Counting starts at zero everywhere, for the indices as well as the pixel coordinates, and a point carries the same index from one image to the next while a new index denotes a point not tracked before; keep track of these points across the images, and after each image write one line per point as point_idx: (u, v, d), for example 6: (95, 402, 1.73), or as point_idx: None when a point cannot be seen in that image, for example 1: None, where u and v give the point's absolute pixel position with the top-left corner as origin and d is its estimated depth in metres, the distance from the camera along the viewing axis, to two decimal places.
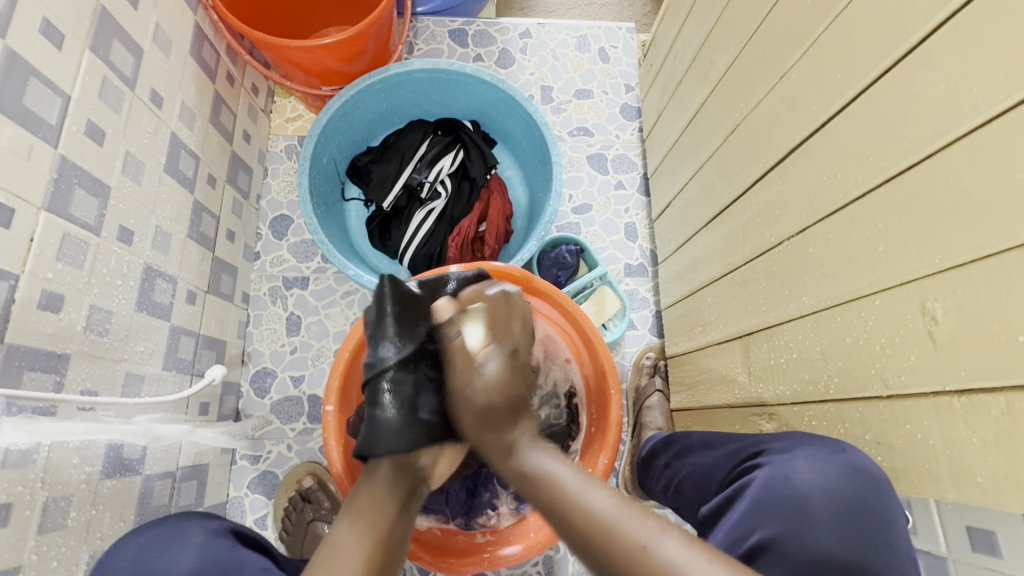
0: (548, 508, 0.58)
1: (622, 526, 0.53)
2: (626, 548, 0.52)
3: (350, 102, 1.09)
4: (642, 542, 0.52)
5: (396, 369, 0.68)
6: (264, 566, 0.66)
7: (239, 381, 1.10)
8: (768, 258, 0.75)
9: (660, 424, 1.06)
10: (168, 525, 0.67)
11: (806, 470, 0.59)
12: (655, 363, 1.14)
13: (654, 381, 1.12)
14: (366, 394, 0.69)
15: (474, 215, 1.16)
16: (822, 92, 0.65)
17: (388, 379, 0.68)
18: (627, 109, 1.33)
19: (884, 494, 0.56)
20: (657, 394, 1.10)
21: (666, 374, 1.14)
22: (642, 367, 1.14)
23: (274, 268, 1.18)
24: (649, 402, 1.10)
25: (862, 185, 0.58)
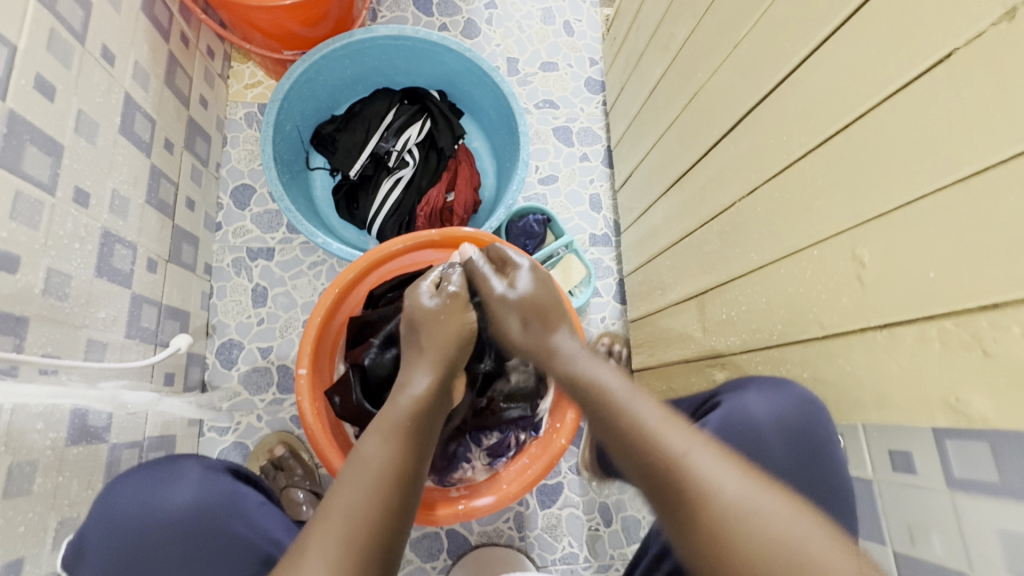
0: (600, 425, 0.61)
1: (665, 436, 0.55)
2: (662, 452, 0.54)
3: (314, 67, 1.07)
4: (683, 451, 0.53)
5: (396, 289, 0.95)
6: (262, 501, 0.68)
7: (204, 353, 1.09)
8: (722, 220, 0.80)
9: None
10: (163, 462, 0.66)
11: (758, 402, 0.67)
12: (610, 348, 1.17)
13: None
14: (382, 299, 0.94)
15: (442, 184, 1.17)
16: (770, 61, 0.69)
17: (391, 292, 0.95)
18: (592, 82, 1.35)
19: (822, 421, 0.63)
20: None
21: (622, 358, 1.16)
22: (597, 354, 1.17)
23: (236, 238, 1.16)
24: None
25: (803, 146, 0.63)
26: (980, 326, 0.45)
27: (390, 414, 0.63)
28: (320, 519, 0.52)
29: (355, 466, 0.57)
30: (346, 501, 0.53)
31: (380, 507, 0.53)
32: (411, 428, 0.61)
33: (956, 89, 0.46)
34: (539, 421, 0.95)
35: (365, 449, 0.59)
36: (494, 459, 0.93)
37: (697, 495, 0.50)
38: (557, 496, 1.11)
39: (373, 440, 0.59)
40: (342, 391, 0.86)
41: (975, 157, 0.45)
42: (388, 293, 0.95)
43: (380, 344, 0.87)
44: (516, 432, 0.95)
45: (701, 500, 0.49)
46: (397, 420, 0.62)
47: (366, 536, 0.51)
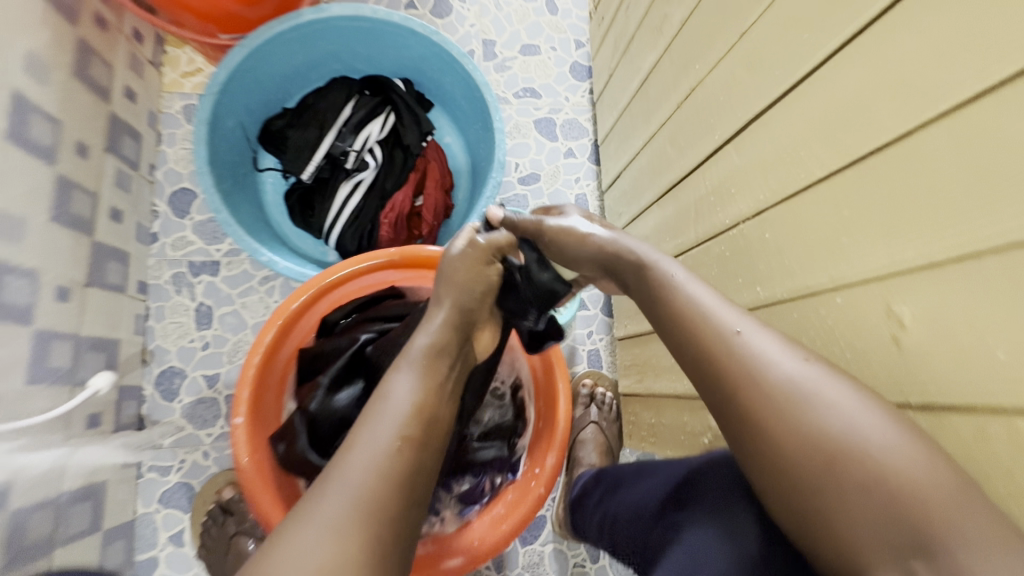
0: (655, 307, 0.56)
1: (723, 320, 0.50)
2: (721, 342, 0.49)
3: (255, 53, 0.92)
4: (735, 333, 0.49)
5: (352, 313, 0.84)
6: None
7: (140, 384, 0.97)
8: (722, 242, 0.68)
9: (593, 460, 0.95)
10: None
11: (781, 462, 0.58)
12: (592, 392, 1.06)
13: (590, 413, 1.03)
14: (335, 325, 0.83)
15: (408, 188, 1.03)
16: (786, 54, 0.56)
17: (346, 317, 0.84)
18: (578, 68, 1.21)
19: None
20: (592, 425, 1.02)
21: (604, 405, 1.04)
22: (578, 398, 1.06)
23: (176, 251, 1.02)
24: (583, 436, 1.01)
25: (826, 165, 0.51)
26: None
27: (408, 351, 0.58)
28: (342, 452, 0.49)
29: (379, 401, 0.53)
30: (368, 435, 0.49)
31: (407, 437, 0.50)
32: (435, 365, 0.57)
33: None
34: (517, 461, 0.85)
35: (390, 386, 0.54)
36: (465, 506, 0.83)
37: (751, 386, 0.46)
38: (539, 532, 1.02)
39: (399, 377, 0.55)
40: (287, 438, 0.74)
41: None
42: (344, 318, 0.83)
43: (328, 387, 0.75)
44: (492, 475, 0.85)
45: (758, 396, 0.46)
46: (418, 358, 0.56)
47: (393, 466, 0.48)
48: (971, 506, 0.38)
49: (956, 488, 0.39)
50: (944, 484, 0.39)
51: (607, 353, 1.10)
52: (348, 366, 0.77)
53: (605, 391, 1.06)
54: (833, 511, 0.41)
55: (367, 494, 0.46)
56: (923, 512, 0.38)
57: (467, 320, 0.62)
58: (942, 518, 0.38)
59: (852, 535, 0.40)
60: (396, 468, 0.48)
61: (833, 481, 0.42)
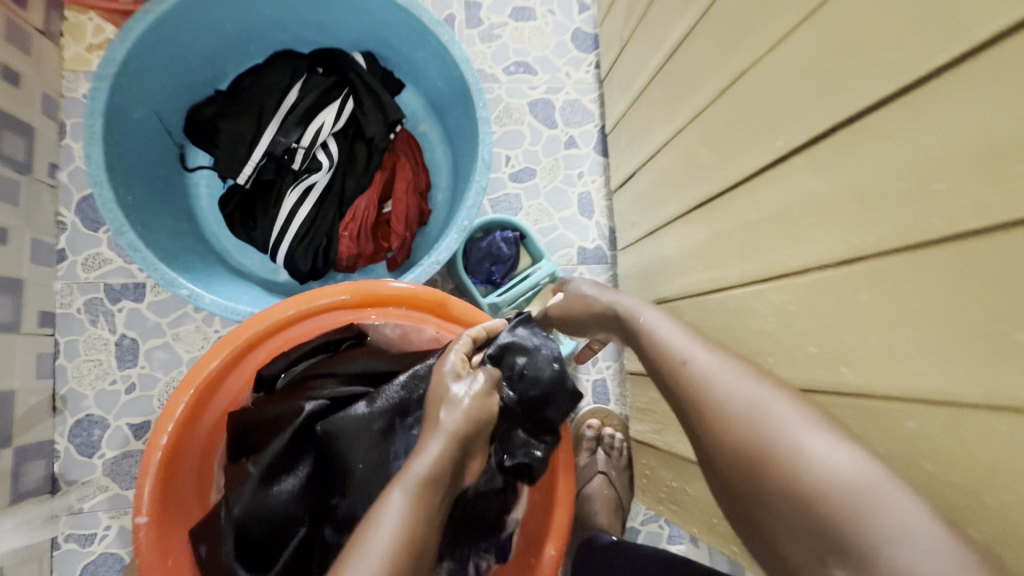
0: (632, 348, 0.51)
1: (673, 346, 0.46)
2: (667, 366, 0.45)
3: (165, 21, 0.71)
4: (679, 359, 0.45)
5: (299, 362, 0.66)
6: None
7: (50, 438, 0.80)
8: (783, 290, 0.50)
9: (602, 520, 0.80)
10: None
11: None
12: (599, 435, 0.89)
13: (596, 460, 0.87)
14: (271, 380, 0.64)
15: (373, 191, 0.84)
16: (907, 27, 0.37)
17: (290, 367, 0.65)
18: (581, 37, 1.00)
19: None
20: (599, 477, 0.86)
21: (612, 450, 0.88)
22: (581, 441, 0.90)
23: (89, 272, 0.83)
24: (588, 490, 0.85)
25: (981, 209, 0.32)
26: None
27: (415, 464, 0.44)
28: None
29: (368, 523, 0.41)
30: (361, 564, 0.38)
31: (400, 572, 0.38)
32: (434, 495, 0.43)
33: None
34: (507, 539, 0.67)
35: (382, 508, 0.41)
36: None
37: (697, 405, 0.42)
38: None
39: (395, 499, 0.42)
40: (210, 539, 0.59)
41: None
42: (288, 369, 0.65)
43: (260, 479, 0.57)
44: (475, 558, 0.67)
45: (694, 412, 0.42)
46: (418, 483, 0.43)
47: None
48: (905, 501, 0.32)
49: (888, 485, 0.33)
50: (876, 482, 0.33)
51: (615, 385, 0.93)
52: (293, 448, 0.59)
53: (614, 433, 0.90)
54: (770, 526, 0.36)
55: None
56: (847, 514, 0.33)
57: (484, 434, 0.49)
58: (867, 523, 0.32)
59: (783, 555, 0.35)
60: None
61: (758, 488, 0.37)
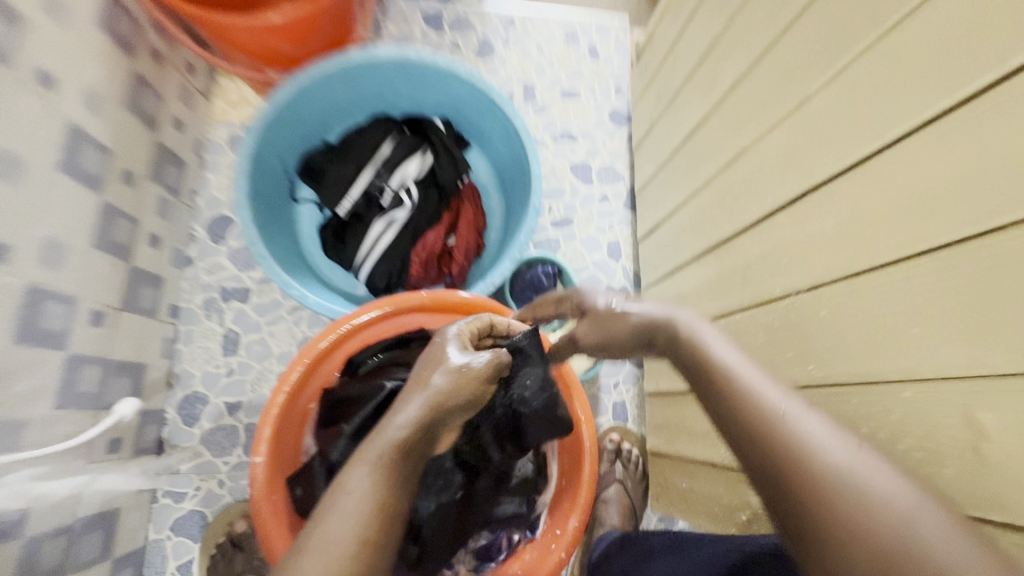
0: (694, 383, 0.51)
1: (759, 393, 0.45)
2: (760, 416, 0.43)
3: (301, 91, 0.94)
4: (781, 414, 0.43)
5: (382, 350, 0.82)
6: None
7: (163, 408, 0.96)
8: (770, 312, 0.66)
9: (616, 522, 0.93)
10: None
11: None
12: (618, 447, 1.02)
13: (615, 469, 1.00)
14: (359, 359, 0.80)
15: (441, 227, 1.03)
16: (845, 132, 0.55)
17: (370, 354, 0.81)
18: (617, 114, 1.21)
19: None
20: (616, 485, 0.98)
21: (629, 461, 1.01)
22: (603, 452, 1.02)
23: (209, 277, 1.03)
24: (606, 495, 0.97)
25: (893, 250, 0.48)
26: None
27: (383, 430, 0.50)
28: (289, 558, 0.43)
29: (334, 495, 0.46)
30: (324, 539, 0.43)
31: (367, 542, 0.44)
32: (404, 461, 0.48)
33: None
34: (536, 518, 0.83)
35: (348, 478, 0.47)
36: (480, 563, 0.82)
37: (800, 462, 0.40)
38: None
39: (363, 467, 0.47)
40: (306, 483, 0.74)
41: None
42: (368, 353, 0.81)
43: (352, 435, 0.74)
44: (509, 531, 0.83)
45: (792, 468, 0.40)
46: (388, 450, 0.48)
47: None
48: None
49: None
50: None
51: (633, 406, 1.07)
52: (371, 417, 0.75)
53: (631, 447, 1.03)
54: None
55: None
56: None
57: (456, 402, 0.53)
58: None
59: None
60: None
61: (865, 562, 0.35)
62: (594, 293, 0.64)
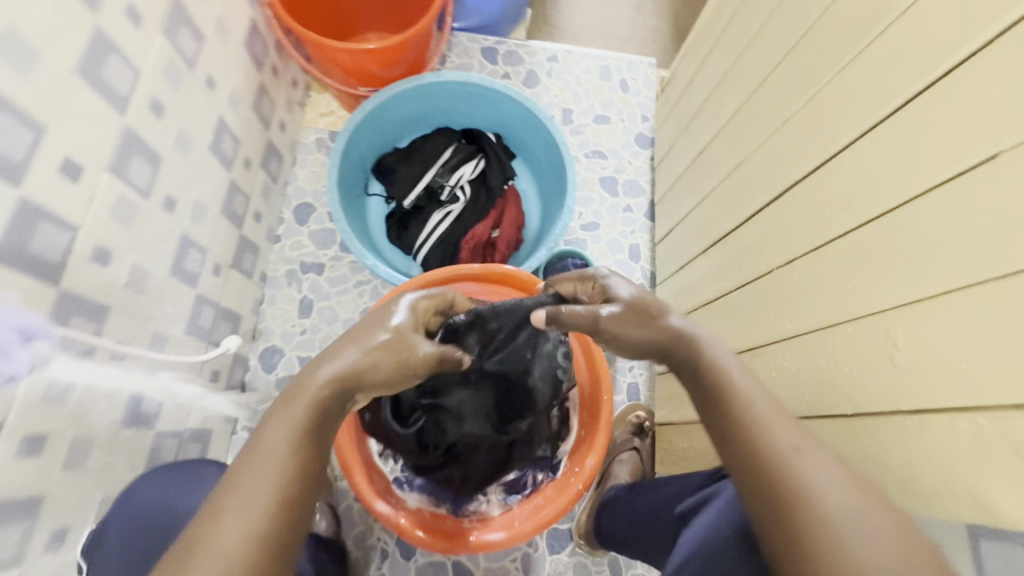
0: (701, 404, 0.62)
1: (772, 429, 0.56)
2: (773, 449, 0.55)
3: (384, 104, 1.16)
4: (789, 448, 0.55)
5: None
6: None
7: (248, 356, 1.15)
8: (758, 285, 0.82)
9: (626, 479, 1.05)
10: (186, 470, 0.78)
11: None
12: (641, 423, 1.15)
13: (633, 439, 1.12)
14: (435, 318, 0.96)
15: (488, 221, 1.22)
16: (816, 142, 0.72)
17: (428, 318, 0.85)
18: (642, 138, 1.41)
19: None
20: (632, 450, 1.11)
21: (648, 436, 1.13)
22: (624, 423, 1.16)
23: (293, 252, 1.24)
24: (622, 456, 1.10)
25: (845, 225, 0.64)
26: (1013, 426, 0.44)
27: (291, 399, 0.57)
28: (209, 521, 0.51)
29: (253, 459, 0.54)
30: (240, 502, 0.52)
31: (284, 499, 0.53)
32: (308, 427, 0.56)
33: (1003, 189, 0.46)
34: (558, 463, 0.97)
35: (265, 441, 0.55)
36: (508, 495, 0.97)
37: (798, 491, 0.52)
38: (567, 543, 1.10)
39: (275, 432, 0.55)
40: (373, 409, 0.91)
41: (1007, 260, 0.46)
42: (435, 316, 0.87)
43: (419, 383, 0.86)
44: (534, 472, 0.97)
45: (794, 494, 0.52)
46: (297, 418, 0.56)
47: (265, 530, 0.52)
48: None
49: None
50: None
51: (645, 387, 1.21)
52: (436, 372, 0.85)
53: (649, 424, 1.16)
54: None
55: (241, 561, 0.50)
56: None
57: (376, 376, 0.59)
58: None
59: None
60: (268, 537, 0.51)
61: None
62: (623, 286, 0.69)
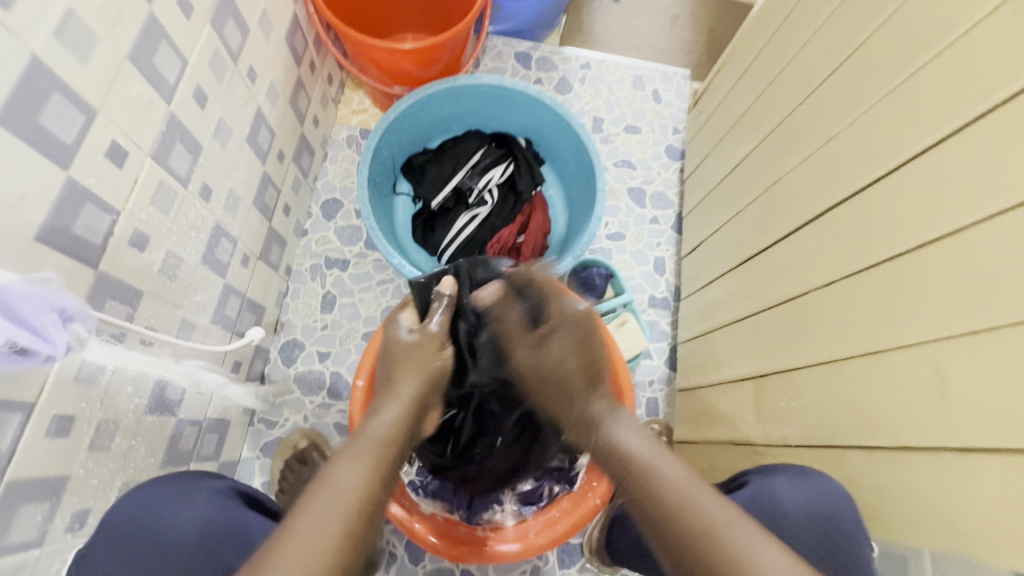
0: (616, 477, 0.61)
1: (692, 499, 0.54)
2: (699, 523, 0.52)
3: (418, 104, 1.16)
4: (714, 521, 0.52)
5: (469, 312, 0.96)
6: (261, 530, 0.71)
7: (269, 348, 1.16)
8: (792, 306, 0.80)
9: None
10: (180, 482, 0.72)
11: (786, 487, 0.68)
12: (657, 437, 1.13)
13: None
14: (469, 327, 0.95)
15: (514, 226, 1.21)
16: (862, 162, 0.70)
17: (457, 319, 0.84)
18: (672, 150, 1.40)
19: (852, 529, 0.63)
20: None
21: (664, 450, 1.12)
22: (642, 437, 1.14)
23: (318, 247, 1.24)
24: None
25: (892, 248, 0.63)
26: None
27: (362, 436, 0.58)
28: (275, 549, 0.48)
29: (320, 490, 0.52)
30: (309, 530, 0.49)
31: (352, 534, 0.50)
32: (384, 457, 0.57)
33: None
34: (575, 475, 0.96)
35: (333, 474, 0.54)
36: (523, 505, 0.95)
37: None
38: (577, 558, 1.08)
39: (348, 465, 0.55)
40: None
41: None
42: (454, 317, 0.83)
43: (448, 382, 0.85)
44: (551, 483, 0.96)
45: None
46: (371, 447, 0.57)
47: (346, 558, 0.49)
48: None
49: None
50: None
51: (664, 402, 1.19)
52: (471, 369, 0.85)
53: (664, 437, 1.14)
54: None
55: None
56: None
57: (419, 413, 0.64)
58: None
59: None
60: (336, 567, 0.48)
61: None
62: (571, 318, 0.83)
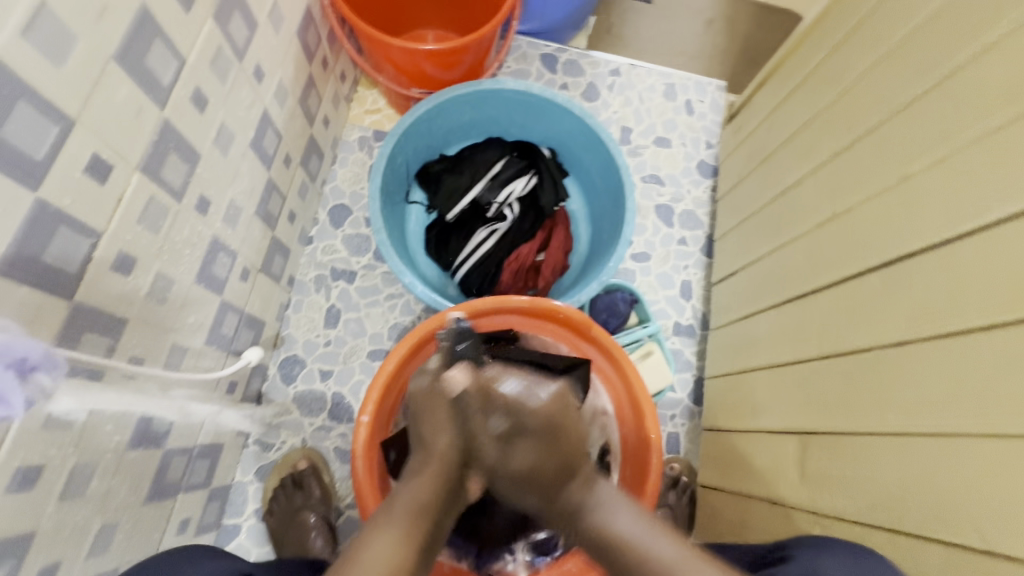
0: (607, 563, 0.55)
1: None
2: None
3: (437, 108, 1.07)
4: None
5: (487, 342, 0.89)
6: None
7: (268, 364, 1.08)
8: (851, 361, 0.72)
9: None
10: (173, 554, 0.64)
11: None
12: (678, 477, 1.06)
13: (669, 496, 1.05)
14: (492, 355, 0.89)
15: (535, 243, 1.13)
16: (947, 210, 0.61)
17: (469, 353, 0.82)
18: (704, 165, 1.31)
19: None
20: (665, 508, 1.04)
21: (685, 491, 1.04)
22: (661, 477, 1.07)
23: (324, 256, 1.16)
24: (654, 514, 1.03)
25: (985, 316, 0.54)
26: None
27: (390, 506, 0.54)
28: None
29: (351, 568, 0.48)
30: None
31: None
32: (416, 524, 0.52)
33: None
34: None
35: (361, 549, 0.50)
36: (535, 555, 0.88)
37: None
38: None
39: (379, 537, 0.51)
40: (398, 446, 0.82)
41: None
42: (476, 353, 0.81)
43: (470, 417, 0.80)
44: None
45: None
46: (402, 515, 0.53)
47: None
48: None
49: None
50: None
51: (687, 439, 1.12)
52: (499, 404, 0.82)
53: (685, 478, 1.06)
54: None
55: None
56: None
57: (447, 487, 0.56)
58: None
59: None
60: None
61: None
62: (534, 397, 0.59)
